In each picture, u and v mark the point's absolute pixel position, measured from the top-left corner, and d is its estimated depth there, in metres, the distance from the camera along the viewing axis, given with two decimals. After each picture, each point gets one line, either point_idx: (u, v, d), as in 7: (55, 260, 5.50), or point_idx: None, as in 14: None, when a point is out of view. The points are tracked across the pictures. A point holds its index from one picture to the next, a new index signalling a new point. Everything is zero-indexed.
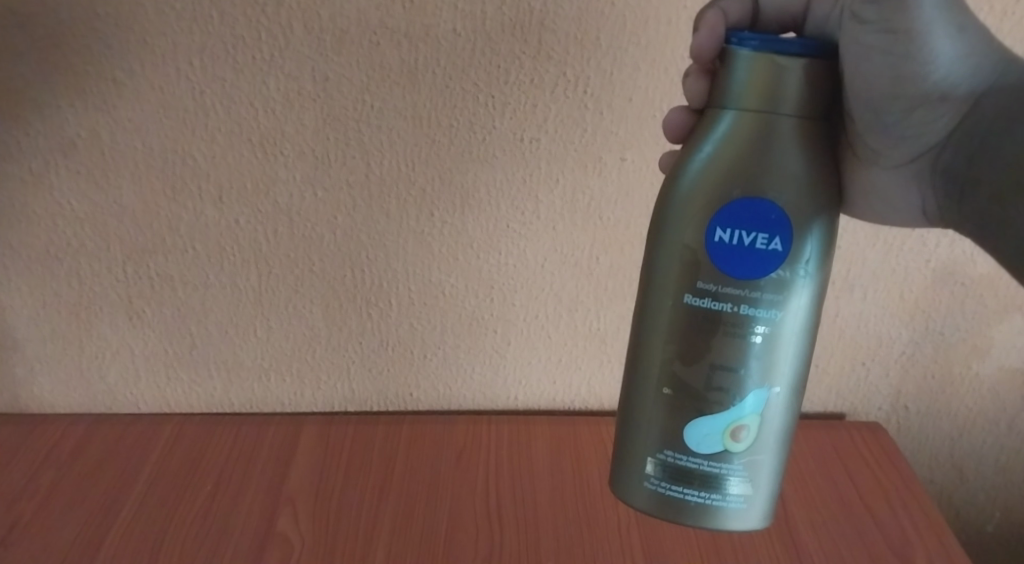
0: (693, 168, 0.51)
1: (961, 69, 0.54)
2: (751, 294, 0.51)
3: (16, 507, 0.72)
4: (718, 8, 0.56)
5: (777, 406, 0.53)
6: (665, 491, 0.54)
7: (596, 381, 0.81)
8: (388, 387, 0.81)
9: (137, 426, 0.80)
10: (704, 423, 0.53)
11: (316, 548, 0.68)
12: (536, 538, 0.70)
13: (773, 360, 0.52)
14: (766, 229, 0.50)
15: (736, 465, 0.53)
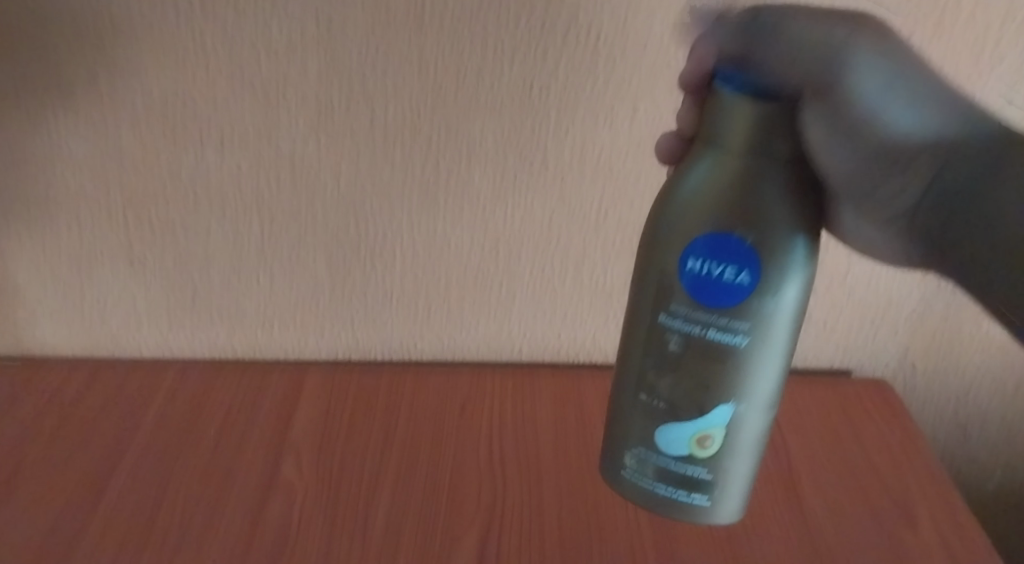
0: (669, 199, 0.49)
1: (930, 127, 0.51)
2: (720, 320, 0.49)
3: (19, 448, 0.72)
4: (707, 32, 0.53)
5: (744, 423, 0.52)
6: (637, 480, 0.55)
7: (602, 335, 0.80)
8: (392, 337, 0.80)
9: (140, 372, 0.80)
10: (673, 428, 0.53)
11: (320, 493, 0.69)
12: (538, 491, 0.70)
13: (742, 383, 0.51)
14: (735, 262, 0.48)
15: (702, 467, 0.53)
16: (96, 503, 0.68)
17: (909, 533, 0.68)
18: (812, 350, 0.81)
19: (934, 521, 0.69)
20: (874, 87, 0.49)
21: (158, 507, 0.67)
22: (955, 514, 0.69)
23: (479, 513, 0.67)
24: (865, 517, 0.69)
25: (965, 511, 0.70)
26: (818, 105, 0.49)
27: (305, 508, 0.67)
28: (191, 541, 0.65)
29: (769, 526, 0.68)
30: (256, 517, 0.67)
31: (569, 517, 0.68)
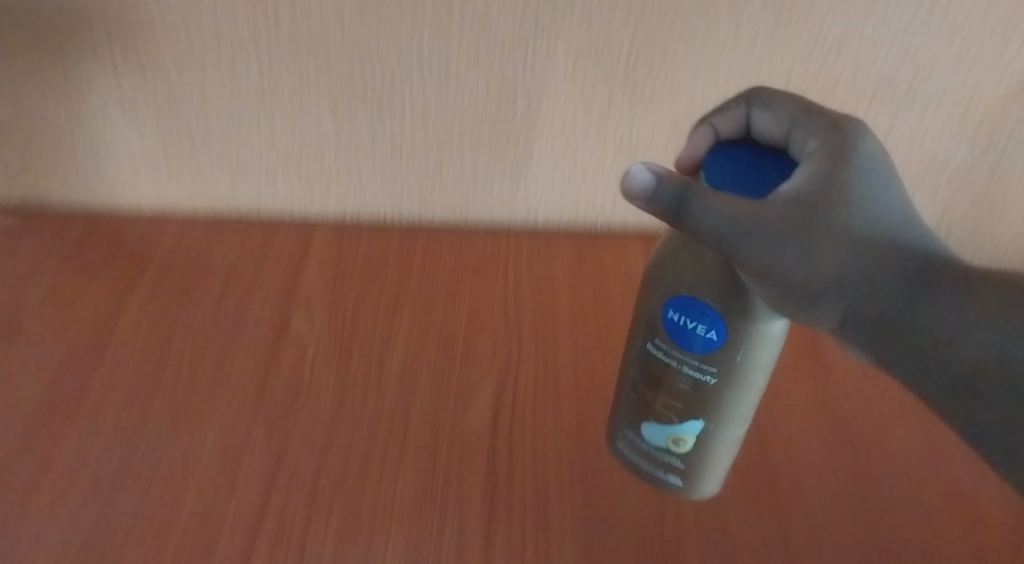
0: (661, 264, 0.52)
1: (841, 286, 0.46)
2: (696, 362, 0.52)
3: (21, 296, 0.70)
4: (708, 124, 0.52)
5: (715, 436, 0.54)
6: (627, 453, 0.59)
7: (622, 199, 0.76)
8: (403, 197, 0.76)
9: (140, 227, 0.77)
10: (652, 425, 0.56)
11: (331, 348, 0.67)
12: (554, 345, 0.67)
13: (711, 402, 0.53)
14: (706, 318, 0.50)
15: (678, 460, 0.56)
16: (103, 355, 0.66)
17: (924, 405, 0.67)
18: None
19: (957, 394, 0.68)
20: (848, 194, 0.46)
21: (166, 358, 0.66)
22: None
23: (495, 366, 0.66)
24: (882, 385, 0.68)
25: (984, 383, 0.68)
26: (785, 209, 0.44)
27: (317, 362, 0.66)
28: (202, 391, 0.64)
29: (787, 394, 0.66)
30: (267, 371, 0.65)
31: (585, 373, 0.66)
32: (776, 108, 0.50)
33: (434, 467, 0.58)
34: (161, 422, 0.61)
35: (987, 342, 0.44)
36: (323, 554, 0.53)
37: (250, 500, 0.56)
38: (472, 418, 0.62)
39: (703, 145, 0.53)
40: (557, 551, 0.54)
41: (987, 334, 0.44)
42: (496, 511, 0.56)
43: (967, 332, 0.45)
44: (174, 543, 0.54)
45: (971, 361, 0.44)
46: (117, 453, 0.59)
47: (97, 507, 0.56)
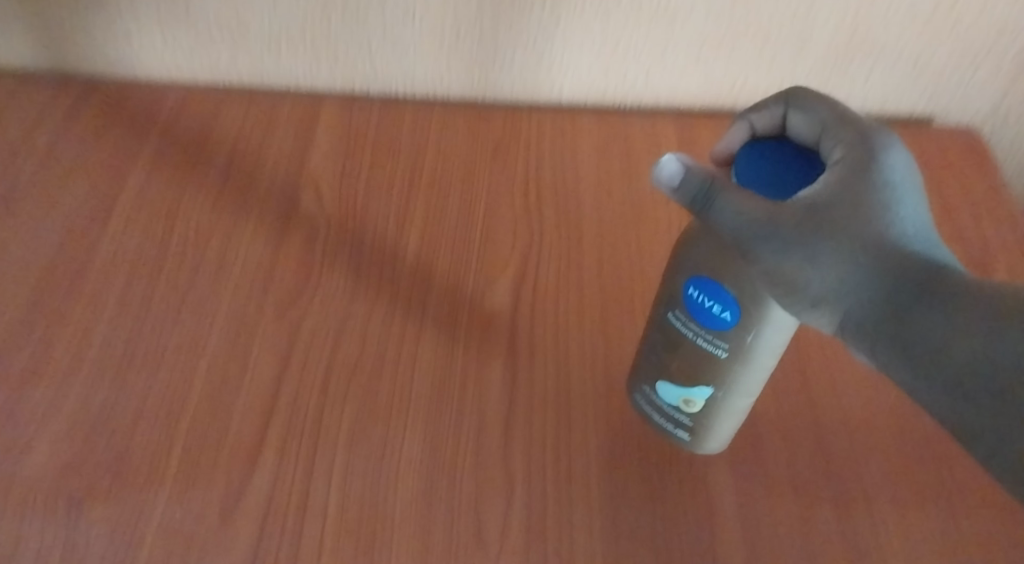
0: (680, 240, 0.45)
1: (847, 294, 0.40)
2: (710, 335, 0.45)
3: (15, 166, 0.65)
4: (746, 120, 0.45)
5: (725, 405, 0.48)
6: (641, 404, 0.52)
7: (656, 73, 0.69)
8: (416, 70, 0.69)
9: (137, 93, 0.71)
10: (666, 383, 0.49)
11: (342, 230, 0.63)
12: (579, 232, 0.63)
13: (723, 371, 0.46)
14: (722, 293, 0.44)
15: (686, 420, 0.50)
16: (102, 234, 0.62)
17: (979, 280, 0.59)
18: (895, 92, 0.68)
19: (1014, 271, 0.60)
20: (868, 204, 0.40)
21: (170, 234, 0.62)
22: None
23: (515, 254, 0.61)
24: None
25: None
26: (797, 214, 0.39)
27: (326, 247, 0.61)
28: (209, 270, 0.60)
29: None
30: (276, 248, 0.61)
31: (611, 260, 0.61)
32: (812, 109, 0.43)
33: (452, 356, 0.56)
34: (166, 303, 0.58)
35: (984, 348, 0.38)
36: (337, 445, 0.51)
37: (261, 387, 0.54)
38: (492, 305, 0.58)
39: (740, 141, 0.45)
40: (579, 446, 0.52)
41: (986, 341, 0.38)
42: (515, 405, 0.53)
43: (962, 338, 0.39)
44: (184, 430, 0.52)
45: (964, 367, 0.38)
46: (123, 334, 0.56)
47: (104, 391, 0.54)
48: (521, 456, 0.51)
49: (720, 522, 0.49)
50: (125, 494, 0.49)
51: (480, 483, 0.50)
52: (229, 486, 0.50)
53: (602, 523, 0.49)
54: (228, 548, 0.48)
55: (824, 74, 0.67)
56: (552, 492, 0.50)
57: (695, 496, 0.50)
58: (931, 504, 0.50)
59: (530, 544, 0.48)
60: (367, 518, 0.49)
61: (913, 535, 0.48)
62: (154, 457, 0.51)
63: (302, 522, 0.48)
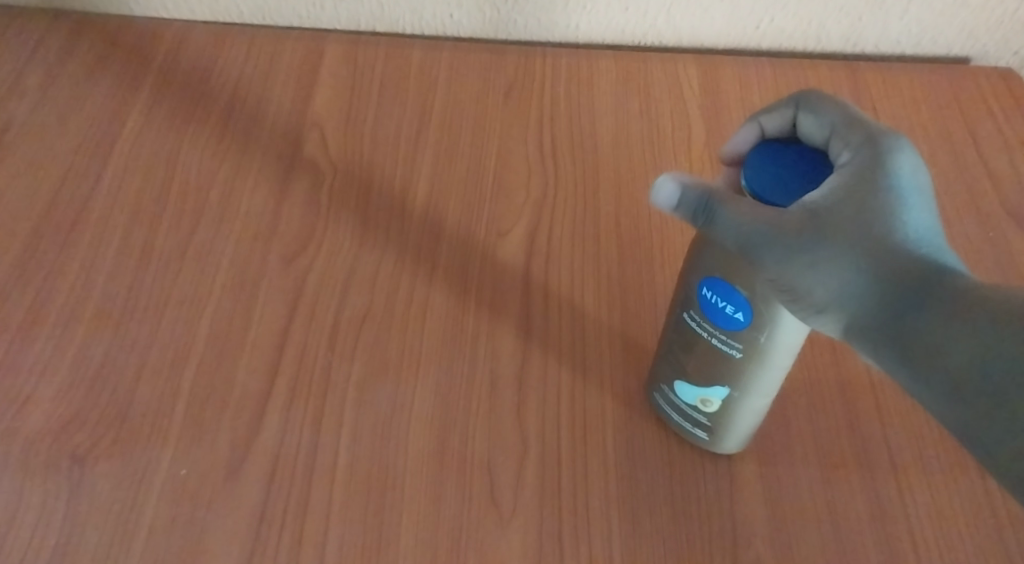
0: (692, 245, 0.43)
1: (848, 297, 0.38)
2: (725, 335, 0.43)
3: (8, 105, 0.63)
4: (756, 122, 0.43)
5: (743, 403, 0.45)
6: (657, 402, 0.49)
7: (677, 11, 0.65)
8: (425, 7, 0.66)
9: (134, 27, 0.68)
10: (683, 383, 0.46)
11: (348, 177, 0.60)
12: (594, 183, 0.60)
13: (739, 372, 0.43)
14: (733, 294, 0.41)
15: (704, 419, 0.47)
16: (100, 178, 0.59)
17: (1016, 229, 0.56)
18: (930, 33, 0.64)
19: None
20: (874, 209, 0.37)
21: (171, 178, 0.60)
22: None
23: (528, 204, 0.59)
24: (964, 199, 0.57)
25: None
26: (797, 220, 0.37)
27: (332, 195, 0.59)
28: (212, 217, 0.58)
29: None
30: (281, 195, 0.59)
31: (629, 209, 0.59)
32: (822, 112, 0.41)
33: (463, 310, 0.54)
34: (168, 251, 0.56)
35: (986, 354, 0.35)
36: (345, 401, 0.50)
37: (267, 340, 0.52)
38: (504, 256, 0.56)
39: (747, 142, 0.43)
40: (594, 404, 0.50)
41: (988, 346, 0.35)
42: (528, 361, 0.52)
43: (963, 343, 0.35)
44: (189, 383, 0.51)
45: (962, 377, 0.35)
46: (124, 283, 0.55)
47: (106, 342, 0.52)
48: (534, 413, 0.50)
49: (740, 484, 0.47)
50: (130, 449, 0.48)
51: (492, 441, 0.49)
52: (236, 442, 0.49)
53: (618, 482, 0.47)
54: (236, 506, 0.47)
55: (858, 9, 0.63)
56: (567, 451, 0.48)
57: (713, 456, 0.48)
58: (961, 464, 0.48)
59: (544, 503, 0.46)
60: (376, 476, 0.47)
61: (941, 496, 0.47)
62: (157, 411, 0.50)
63: (310, 480, 0.47)
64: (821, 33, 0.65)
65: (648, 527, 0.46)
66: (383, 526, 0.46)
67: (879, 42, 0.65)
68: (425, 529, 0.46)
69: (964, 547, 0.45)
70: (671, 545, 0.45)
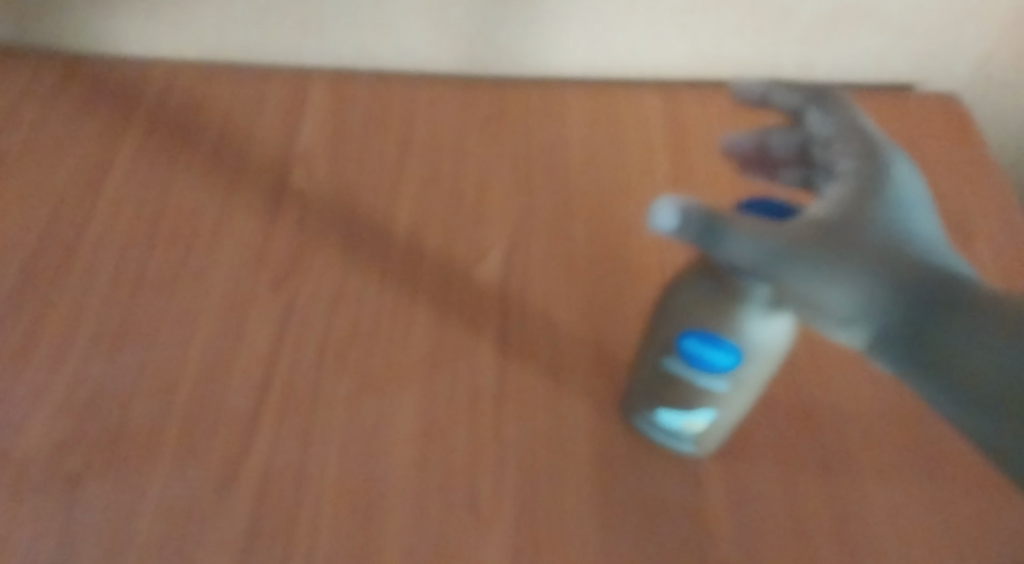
0: (670, 293, 0.44)
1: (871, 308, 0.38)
2: (710, 374, 0.44)
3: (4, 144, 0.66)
4: (766, 89, 0.45)
5: (726, 421, 0.48)
6: (638, 423, 0.51)
7: (642, 45, 0.69)
8: (404, 44, 0.70)
9: (124, 68, 0.71)
10: (668, 412, 0.48)
11: (334, 205, 0.63)
12: (567, 207, 0.63)
13: (726, 398, 0.46)
14: (721, 341, 0.42)
15: (689, 438, 0.49)
16: (94, 212, 0.62)
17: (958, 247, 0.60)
18: (877, 62, 0.69)
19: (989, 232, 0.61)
20: (883, 218, 0.39)
21: (163, 210, 0.62)
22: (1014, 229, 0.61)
23: (505, 229, 0.62)
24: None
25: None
26: (810, 230, 0.38)
27: (319, 223, 0.62)
28: (202, 246, 0.61)
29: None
30: (269, 224, 0.62)
31: (599, 230, 0.62)
32: (832, 115, 0.44)
33: (444, 328, 0.57)
34: (161, 279, 0.59)
35: (1009, 365, 0.36)
36: (333, 417, 0.53)
37: (256, 362, 0.55)
38: (482, 277, 0.59)
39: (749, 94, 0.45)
40: (570, 415, 0.53)
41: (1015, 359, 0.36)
42: (506, 375, 0.55)
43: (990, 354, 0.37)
44: (182, 403, 0.53)
45: (995, 389, 0.36)
46: (118, 309, 0.57)
47: (101, 366, 0.55)
48: (512, 425, 0.53)
49: (706, 486, 0.50)
50: (126, 467, 0.51)
51: (473, 451, 0.51)
52: (228, 457, 0.51)
53: (591, 488, 0.50)
54: (229, 517, 0.49)
55: (810, 40, 0.67)
56: (543, 459, 0.51)
57: (681, 460, 0.51)
58: (908, 466, 0.51)
59: (522, 509, 0.49)
60: (363, 487, 0.50)
61: (891, 497, 0.50)
62: (152, 430, 0.52)
63: (300, 492, 0.50)
64: (777, 65, 0.69)
65: (620, 529, 0.49)
66: (370, 533, 0.48)
67: (831, 70, 0.70)
68: (410, 536, 0.48)
69: (911, 542, 0.48)
70: (642, 545, 0.48)
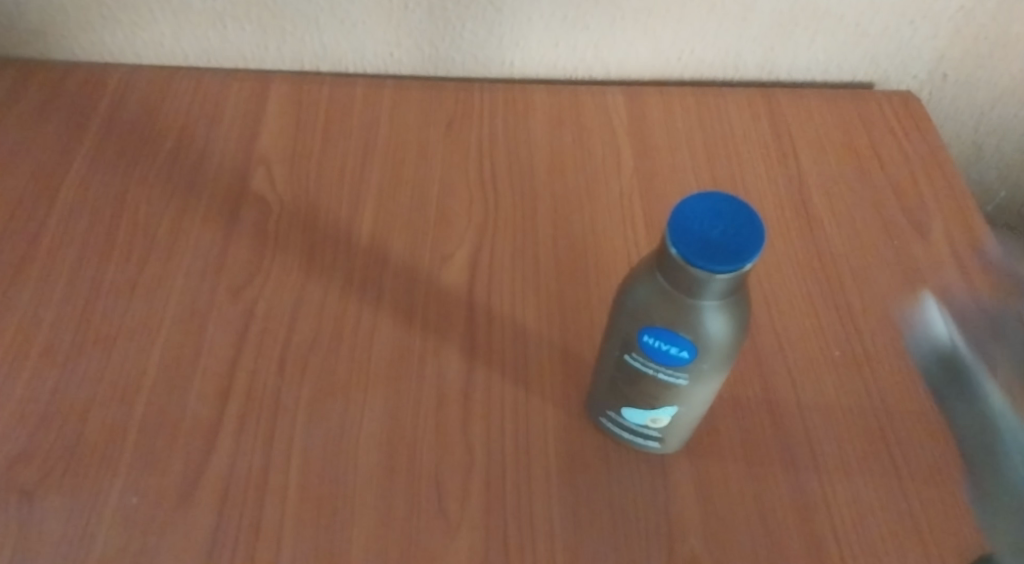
0: (625, 291, 0.42)
1: None
2: (670, 369, 0.43)
3: None
4: None
5: (690, 416, 0.47)
6: (604, 422, 0.51)
7: (605, 45, 0.69)
8: (366, 46, 0.69)
9: (78, 73, 0.70)
10: (631, 408, 0.48)
11: (296, 209, 0.62)
12: (532, 208, 0.63)
13: (687, 394, 0.45)
14: (676, 338, 0.41)
15: (654, 433, 0.49)
16: (48, 219, 0.61)
17: (918, 245, 0.61)
18: (836, 60, 0.70)
19: (949, 228, 0.62)
20: None
21: (120, 216, 0.61)
22: (972, 224, 0.62)
23: (470, 230, 0.61)
24: (871, 218, 0.62)
25: (981, 221, 0.62)
26: None
27: (280, 227, 0.61)
28: (161, 252, 0.59)
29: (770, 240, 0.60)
30: (229, 229, 0.61)
31: (565, 231, 0.62)
32: None
33: (410, 332, 0.56)
34: (118, 286, 0.57)
35: None
36: (296, 423, 0.52)
37: (217, 368, 0.54)
38: (448, 279, 0.59)
39: None
40: (537, 416, 0.53)
41: None
42: (473, 377, 0.54)
43: None
44: (140, 412, 0.52)
45: None
46: (73, 318, 0.56)
47: (55, 377, 0.53)
48: (480, 427, 0.52)
49: (674, 483, 0.50)
50: (82, 479, 0.49)
51: (439, 455, 0.51)
52: (187, 467, 0.50)
53: (559, 489, 0.50)
54: (189, 528, 0.48)
55: (769, 40, 0.68)
56: (511, 461, 0.51)
57: (649, 458, 0.51)
58: (875, 455, 0.51)
59: (490, 512, 0.49)
60: (328, 493, 0.49)
61: (856, 487, 0.50)
62: (109, 440, 0.51)
63: (263, 501, 0.49)
64: (738, 63, 0.70)
65: (589, 529, 0.48)
66: (335, 541, 0.48)
67: (791, 70, 0.71)
68: (375, 542, 0.48)
69: (877, 532, 0.48)
70: (610, 544, 0.48)
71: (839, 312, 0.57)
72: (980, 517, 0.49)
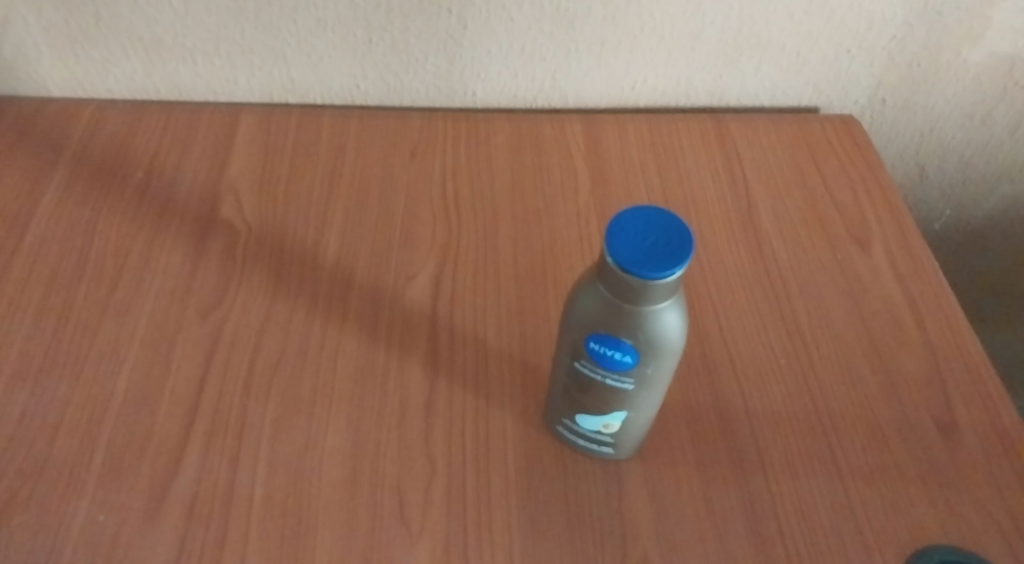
0: (571, 302, 0.45)
1: None
2: (617, 374, 0.45)
3: None
4: None
5: (639, 421, 0.49)
6: (560, 431, 0.53)
7: (561, 75, 0.72)
8: (332, 79, 0.71)
9: (50, 109, 0.72)
10: (584, 415, 0.50)
11: (264, 234, 0.64)
12: (492, 229, 0.65)
13: (636, 399, 0.47)
14: (619, 344, 0.44)
15: (607, 438, 0.51)
16: (17, 249, 0.62)
17: (860, 259, 0.64)
18: (782, 86, 0.73)
19: (888, 245, 0.65)
20: None
21: (89, 245, 0.63)
22: (910, 240, 0.65)
23: (433, 252, 0.64)
24: (816, 235, 0.65)
25: (919, 238, 0.65)
26: None
27: (249, 252, 0.63)
28: (130, 278, 0.61)
29: (719, 256, 0.63)
30: (198, 255, 0.63)
31: (524, 250, 0.64)
32: None
33: (373, 350, 0.58)
34: (87, 312, 0.59)
35: None
36: (261, 440, 0.53)
37: (185, 388, 0.55)
38: (411, 300, 0.61)
39: None
40: (497, 426, 0.54)
41: None
42: (435, 392, 0.56)
43: None
44: (108, 432, 0.53)
45: None
46: (42, 342, 0.57)
47: (24, 399, 0.54)
48: (441, 439, 0.54)
49: (628, 488, 0.52)
50: (48, 497, 0.51)
51: (401, 466, 0.52)
52: (155, 481, 0.51)
53: (517, 497, 0.51)
54: (154, 541, 0.49)
55: (717, 68, 0.71)
56: (470, 471, 0.52)
57: (604, 465, 0.53)
58: (818, 456, 0.53)
59: (450, 519, 0.50)
60: (291, 505, 0.51)
61: (800, 487, 0.52)
62: (76, 460, 0.52)
63: (228, 513, 0.50)
64: (689, 91, 0.73)
65: (545, 533, 0.50)
66: (298, 551, 0.49)
67: (740, 96, 0.74)
68: (339, 551, 0.49)
69: (820, 531, 0.50)
70: (565, 546, 0.50)
71: (786, 323, 0.59)
72: (917, 514, 0.51)
